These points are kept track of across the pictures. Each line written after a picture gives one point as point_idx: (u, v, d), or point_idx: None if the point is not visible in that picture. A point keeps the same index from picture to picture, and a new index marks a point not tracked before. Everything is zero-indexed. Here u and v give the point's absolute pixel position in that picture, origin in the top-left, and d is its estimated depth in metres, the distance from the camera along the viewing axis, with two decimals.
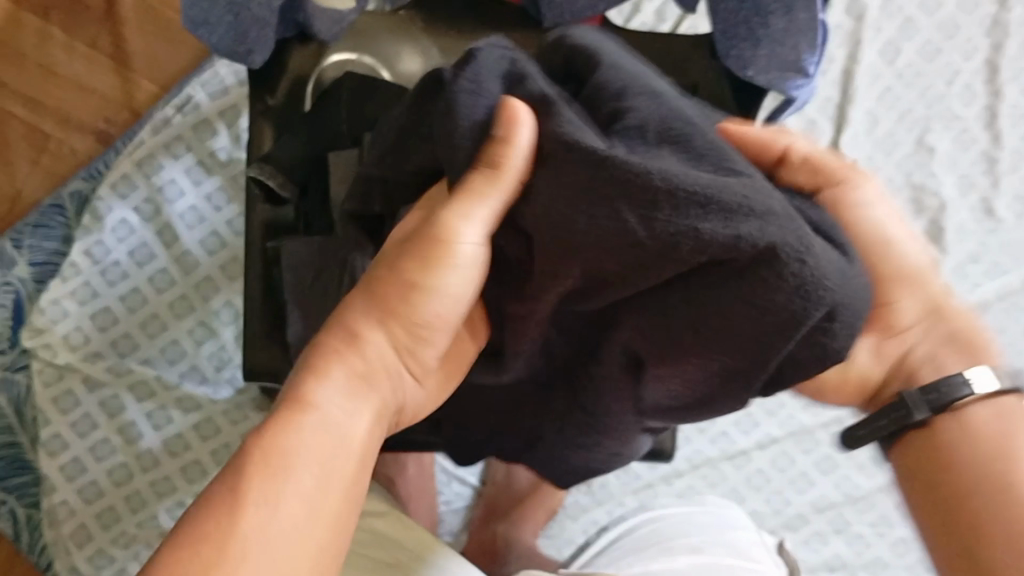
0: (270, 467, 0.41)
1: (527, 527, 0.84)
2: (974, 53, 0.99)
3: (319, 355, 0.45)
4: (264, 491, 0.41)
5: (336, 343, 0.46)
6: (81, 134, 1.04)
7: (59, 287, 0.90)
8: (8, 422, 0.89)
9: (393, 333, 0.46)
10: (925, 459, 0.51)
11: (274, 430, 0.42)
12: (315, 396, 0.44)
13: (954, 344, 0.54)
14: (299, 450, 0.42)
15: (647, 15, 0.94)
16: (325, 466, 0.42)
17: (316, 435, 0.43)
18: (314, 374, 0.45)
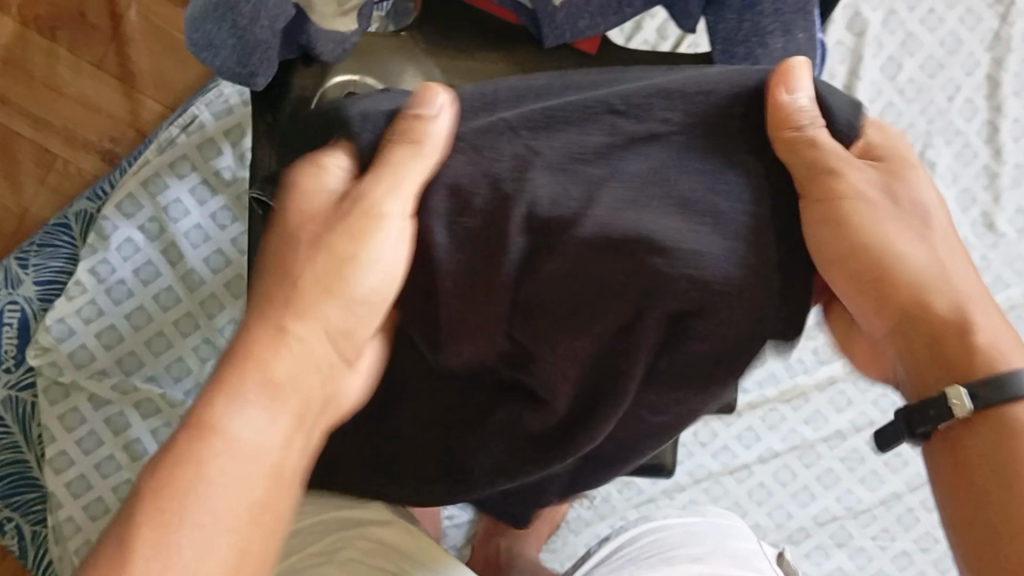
0: (177, 503, 0.40)
1: (530, 543, 0.85)
2: (975, 68, 1.00)
3: (228, 371, 0.43)
4: (175, 517, 0.39)
5: (255, 349, 0.44)
6: (89, 153, 1.05)
7: (64, 305, 0.91)
8: (13, 439, 0.90)
9: (327, 312, 0.46)
10: (951, 462, 0.48)
11: (186, 452, 0.41)
12: (223, 420, 0.42)
13: (938, 355, 0.48)
14: (210, 476, 0.40)
15: (649, 33, 0.95)
16: (251, 495, 0.41)
17: (231, 462, 0.41)
18: (221, 393, 0.42)
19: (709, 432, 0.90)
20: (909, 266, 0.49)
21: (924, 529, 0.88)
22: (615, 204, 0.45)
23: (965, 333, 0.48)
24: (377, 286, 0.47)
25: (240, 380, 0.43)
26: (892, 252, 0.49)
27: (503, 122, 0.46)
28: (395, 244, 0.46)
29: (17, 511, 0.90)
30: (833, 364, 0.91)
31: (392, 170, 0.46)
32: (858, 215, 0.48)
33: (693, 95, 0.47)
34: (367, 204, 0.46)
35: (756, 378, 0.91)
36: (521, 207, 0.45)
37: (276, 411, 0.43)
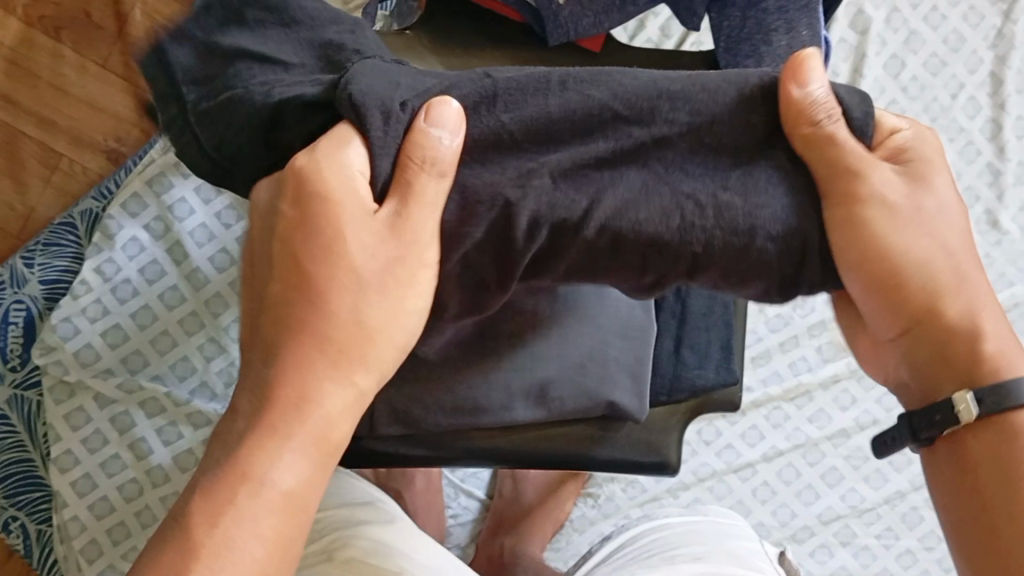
0: (211, 556, 0.43)
1: (534, 540, 0.85)
2: (978, 66, 1.00)
3: (273, 420, 0.45)
4: (216, 571, 0.43)
5: (297, 398, 0.46)
6: (93, 153, 1.06)
7: (70, 304, 0.91)
8: (19, 438, 0.90)
9: (369, 354, 0.47)
10: (957, 468, 0.49)
11: (232, 505, 0.44)
12: (269, 472, 0.45)
13: (945, 357, 0.49)
14: (253, 528, 0.44)
15: (652, 31, 0.95)
16: (275, 543, 0.44)
17: (266, 513, 0.44)
18: (267, 441, 0.45)
19: (713, 431, 0.90)
20: (926, 266, 0.48)
21: (929, 527, 0.88)
22: (627, 203, 0.46)
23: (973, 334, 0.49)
24: (412, 308, 0.48)
25: (288, 428, 0.45)
26: (905, 257, 0.48)
27: (506, 134, 0.45)
28: (424, 279, 0.47)
29: (22, 510, 0.91)
30: (836, 363, 0.91)
31: (426, 206, 0.45)
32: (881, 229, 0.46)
33: (694, 93, 0.45)
34: (405, 243, 0.46)
35: (760, 376, 0.91)
36: (524, 214, 0.45)
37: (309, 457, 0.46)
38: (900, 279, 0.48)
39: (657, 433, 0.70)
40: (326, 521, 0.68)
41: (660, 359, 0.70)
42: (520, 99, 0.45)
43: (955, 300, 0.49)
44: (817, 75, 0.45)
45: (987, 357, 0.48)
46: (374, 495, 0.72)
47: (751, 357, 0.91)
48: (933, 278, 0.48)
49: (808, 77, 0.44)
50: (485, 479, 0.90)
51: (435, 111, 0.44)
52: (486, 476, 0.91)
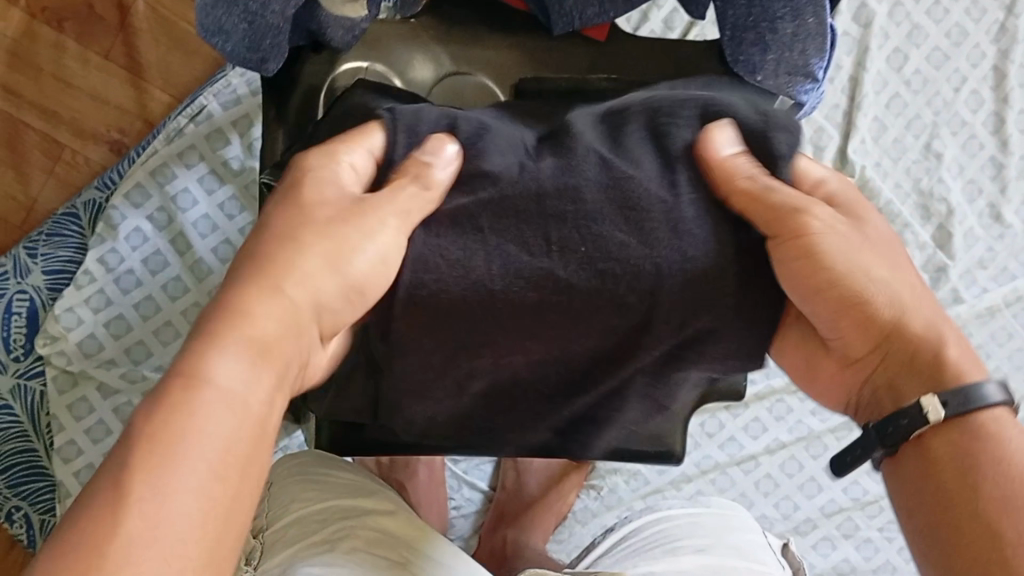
0: (177, 443, 0.37)
1: (536, 531, 0.85)
2: (981, 60, 1.00)
3: (214, 325, 0.41)
4: (179, 466, 0.37)
5: (243, 299, 0.43)
6: (97, 145, 1.06)
7: (73, 294, 0.91)
8: (23, 429, 0.90)
9: (325, 293, 0.46)
10: (925, 470, 0.47)
11: (175, 403, 0.38)
12: (210, 369, 0.39)
13: (907, 368, 0.49)
14: (205, 429, 0.38)
15: (655, 24, 0.95)
16: (233, 449, 0.39)
17: (223, 412, 0.39)
18: (208, 341, 0.40)
19: (716, 423, 0.90)
20: (878, 296, 0.50)
21: None
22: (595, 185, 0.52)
23: (934, 348, 0.48)
24: (369, 268, 0.48)
25: (227, 330, 0.41)
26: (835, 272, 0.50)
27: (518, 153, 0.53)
28: (380, 248, 0.48)
29: (26, 501, 0.91)
30: None
31: (398, 194, 0.50)
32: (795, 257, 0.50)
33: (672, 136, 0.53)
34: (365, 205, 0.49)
35: (764, 368, 0.91)
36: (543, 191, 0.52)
37: (255, 368, 0.41)
38: (822, 295, 0.50)
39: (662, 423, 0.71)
40: (325, 509, 0.66)
41: None
42: (485, 149, 0.52)
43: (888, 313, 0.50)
44: (727, 142, 0.53)
45: (944, 359, 0.48)
46: (374, 484, 0.72)
47: None
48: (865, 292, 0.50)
49: (715, 156, 0.52)
50: (488, 471, 0.90)
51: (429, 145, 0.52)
52: (490, 468, 0.91)
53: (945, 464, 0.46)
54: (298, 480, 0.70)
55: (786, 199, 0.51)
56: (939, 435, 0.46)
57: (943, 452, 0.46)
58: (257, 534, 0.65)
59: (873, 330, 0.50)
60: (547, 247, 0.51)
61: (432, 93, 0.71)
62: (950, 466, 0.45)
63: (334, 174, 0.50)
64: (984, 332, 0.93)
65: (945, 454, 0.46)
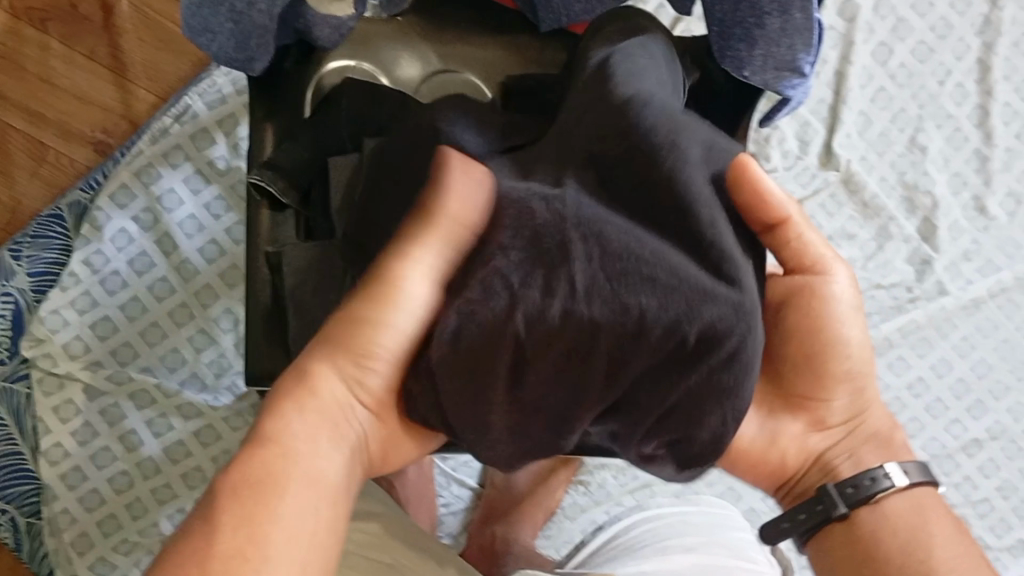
0: (263, 504, 0.44)
1: (525, 528, 0.85)
2: (965, 53, 1.00)
3: (289, 391, 0.49)
4: (270, 527, 0.44)
5: (294, 382, 0.49)
6: (80, 145, 1.05)
7: (59, 296, 0.91)
8: (8, 432, 0.89)
9: (353, 373, 0.50)
10: (850, 551, 0.55)
11: (258, 460, 0.45)
12: (285, 438, 0.46)
13: (870, 440, 0.58)
14: (283, 482, 0.45)
15: (642, 19, 0.95)
16: (311, 519, 0.45)
17: (298, 482, 0.45)
18: (280, 417, 0.47)
19: None
20: (864, 376, 0.58)
21: None
22: (597, 256, 0.43)
23: (889, 428, 0.59)
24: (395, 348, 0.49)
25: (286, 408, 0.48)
26: (845, 335, 0.57)
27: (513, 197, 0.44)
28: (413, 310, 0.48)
29: (9, 502, 0.89)
30: None
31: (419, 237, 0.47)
32: (821, 316, 0.57)
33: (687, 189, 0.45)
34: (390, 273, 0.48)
35: None
36: (561, 249, 0.43)
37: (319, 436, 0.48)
38: (834, 352, 0.57)
39: None
40: None
41: None
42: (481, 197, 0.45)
43: (866, 389, 0.59)
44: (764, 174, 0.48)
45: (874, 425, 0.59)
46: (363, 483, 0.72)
47: None
48: (849, 359, 0.57)
49: (760, 185, 0.48)
50: (477, 469, 0.90)
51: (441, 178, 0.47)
52: (478, 465, 0.90)
53: (900, 525, 0.54)
54: None
55: (816, 248, 0.55)
56: (893, 498, 0.55)
57: (877, 524, 0.55)
58: None
59: (855, 396, 0.58)
60: (556, 287, 0.43)
61: (420, 91, 0.71)
62: (886, 541, 0.54)
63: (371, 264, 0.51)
64: (969, 324, 0.94)
65: (876, 534, 0.55)
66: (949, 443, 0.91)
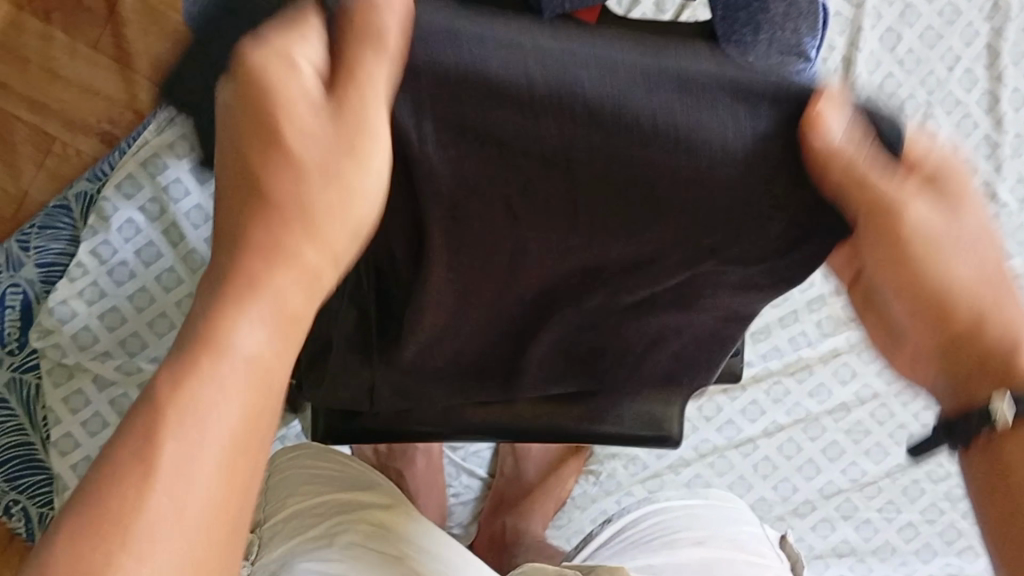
0: (181, 430, 0.32)
1: (536, 517, 0.85)
2: (974, 38, 0.99)
3: (236, 266, 0.35)
4: (155, 533, 0.31)
5: (258, 241, 0.35)
6: (87, 136, 1.05)
7: (66, 286, 0.91)
8: (18, 422, 0.90)
9: (333, 233, 0.37)
10: (990, 471, 0.46)
11: (197, 360, 0.33)
12: (233, 331, 0.34)
13: (978, 363, 0.46)
14: (218, 404, 0.33)
15: (647, 7, 0.95)
16: (225, 483, 0.33)
17: (228, 413, 0.33)
18: (227, 298, 0.34)
19: (714, 406, 0.90)
20: (955, 280, 0.45)
21: (929, 501, 0.90)
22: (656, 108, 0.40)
23: (1006, 346, 0.46)
24: (373, 189, 0.38)
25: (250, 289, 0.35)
26: (928, 260, 0.44)
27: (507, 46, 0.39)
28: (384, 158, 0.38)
29: (23, 494, 0.90)
30: (836, 336, 0.91)
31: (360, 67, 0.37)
32: (899, 250, 0.44)
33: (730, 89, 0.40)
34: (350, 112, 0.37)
35: (761, 351, 0.90)
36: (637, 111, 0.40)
37: (280, 333, 0.35)
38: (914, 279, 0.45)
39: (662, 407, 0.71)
40: (322, 502, 0.65)
41: None
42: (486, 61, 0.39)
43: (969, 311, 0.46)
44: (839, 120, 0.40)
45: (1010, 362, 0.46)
46: (373, 475, 0.71)
47: (752, 332, 0.90)
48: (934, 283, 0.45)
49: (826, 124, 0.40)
50: (486, 458, 0.90)
51: (287, 18, 0.37)
52: (487, 454, 0.91)
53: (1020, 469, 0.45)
54: (297, 472, 0.70)
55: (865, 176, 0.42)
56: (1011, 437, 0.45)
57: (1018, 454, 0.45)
58: (254, 528, 0.65)
59: (950, 328, 0.46)
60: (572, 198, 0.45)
61: None
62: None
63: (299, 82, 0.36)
64: None
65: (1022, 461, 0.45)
66: None
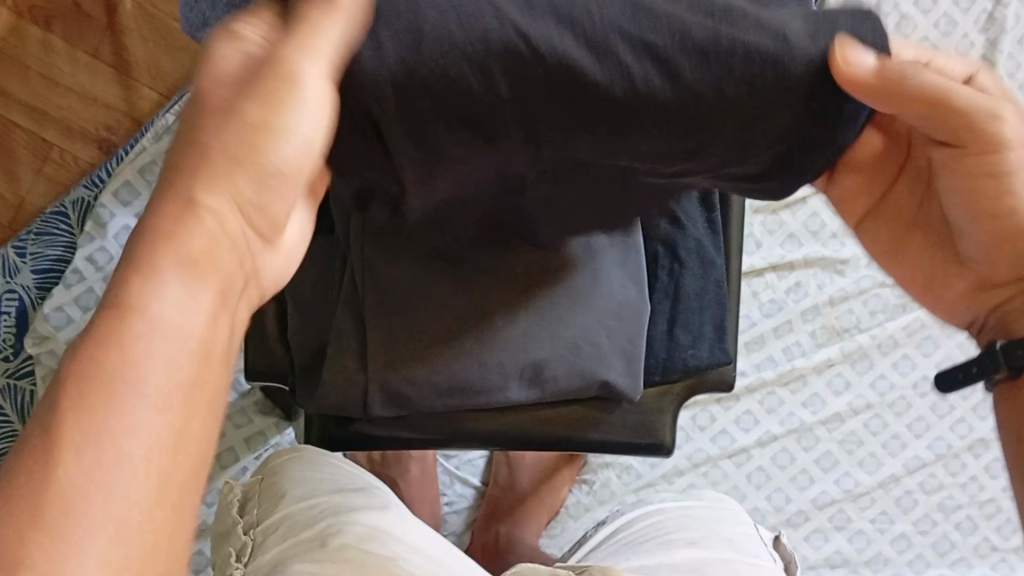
0: (106, 398, 0.31)
1: (528, 527, 0.85)
2: (970, 50, 1.00)
3: (154, 237, 0.35)
4: (106, 504, 0.30)
5: (164, 214, 0.35)
6: (85, 143, 1.06)
7: (62, 293, 0.91)
8: (13, 426, 0.88)
9: (247, 194, 0.38)
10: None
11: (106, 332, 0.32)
12: (150, 299, 0.33)
13: None
14: (149, 360, 0.32)
15: None
16: (168, 453, 0.31)
17: (157, 369, 0.32)
18: (141, 265, 0.33)
19: (707, 415, 0.90)
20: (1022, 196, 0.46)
21: (922, 511, 0.89)
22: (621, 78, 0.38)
23: None
24: (305, 152, 0.38)
25: (151, 256, 0.34)
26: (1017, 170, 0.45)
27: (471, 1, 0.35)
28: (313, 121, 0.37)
29: None
30: (830, 347, 0.91)
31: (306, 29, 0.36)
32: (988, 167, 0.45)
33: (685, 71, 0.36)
34: (288, 64, 0.37)
35: (755, 361, 0.91)
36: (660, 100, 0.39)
37: (198, 286, 0.35)
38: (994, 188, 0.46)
39: (652, 414, 0.71)
40: (317, 503, 0.65)
41: (653, 338, 0.67)
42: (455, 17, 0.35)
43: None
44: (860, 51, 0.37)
45: None
46: (367, 479, 0.71)
47: (745, 342, 0.91)
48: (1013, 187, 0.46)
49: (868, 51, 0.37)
50: (479, 467, 0.91)
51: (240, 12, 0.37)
52: (481, 463, 0.91)
53: None
54: (289, 473, 0.70)
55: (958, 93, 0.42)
56: None
57: None
58: (247, 530, 0.66)
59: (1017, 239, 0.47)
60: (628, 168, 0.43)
61: None
62: None
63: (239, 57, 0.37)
64: None
65: None
66: (954, 442, 0.91)
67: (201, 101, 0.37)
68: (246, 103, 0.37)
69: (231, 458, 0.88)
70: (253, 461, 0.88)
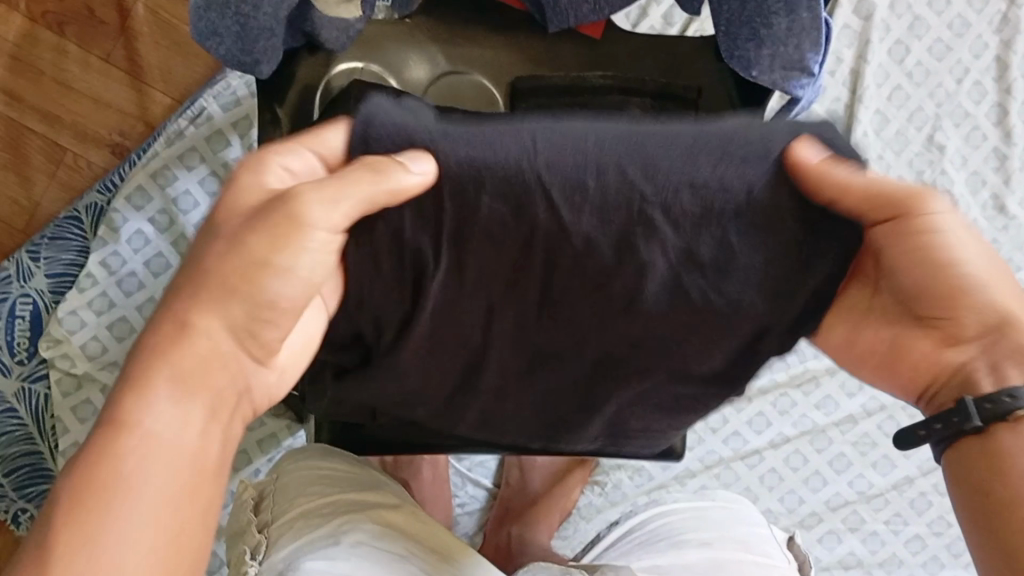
0: (107, 490, 0.39)
1: (541, 528, 0.84)
2: (984, 50, 0.99)
3: (143, 362, 0.42)
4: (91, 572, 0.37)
5: (161, 339, 0.42)
6: (98, 148, 1.06)
7: (75, 297, 0.91)
8: (26, 430, 0.91)
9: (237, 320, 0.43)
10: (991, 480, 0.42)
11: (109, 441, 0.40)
12: (139, 413, 0.40)
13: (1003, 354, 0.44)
14: (146, 469, 0.40)
15: (655, 19, 0.96)
16: (158, 527, 0.39)
17: (147, 457, 0.40)
18: (136, 384, 0.41)
19: (719, 417, 0.90)
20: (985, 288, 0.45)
21: (937, 514, 0.89)
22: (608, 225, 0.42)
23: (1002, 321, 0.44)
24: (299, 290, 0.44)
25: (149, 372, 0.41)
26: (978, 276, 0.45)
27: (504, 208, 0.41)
28: (316, 256, 0.43)
29: (32, 502, 0.90)
30: None
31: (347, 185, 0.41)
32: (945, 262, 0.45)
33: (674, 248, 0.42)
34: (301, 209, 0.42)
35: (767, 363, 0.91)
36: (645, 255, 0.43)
37: (188, 400, 0.42)
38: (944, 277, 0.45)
39: None
40: (331, 501, 0.65)
41: None
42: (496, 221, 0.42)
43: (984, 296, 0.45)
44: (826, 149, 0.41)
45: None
46: (371, 477, 0.71)
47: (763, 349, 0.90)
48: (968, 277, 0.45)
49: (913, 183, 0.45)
50: (492, 469, 0.91)
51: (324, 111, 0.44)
52: (493, 465, 0.91)
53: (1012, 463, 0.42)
54: (300, 472, 0.69)
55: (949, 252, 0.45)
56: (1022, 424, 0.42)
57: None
58: (261, 528, 0.65)
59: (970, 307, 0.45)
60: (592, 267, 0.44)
61: (428, 93, 0.70)
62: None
63: (260, 180, 0.45)
64: None
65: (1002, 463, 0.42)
66: None
67: (220, 231, 0.44)
68: (258, 235, 0.43)
69: (243, 460, 0.89)
70: (266, 463, 0.89)
